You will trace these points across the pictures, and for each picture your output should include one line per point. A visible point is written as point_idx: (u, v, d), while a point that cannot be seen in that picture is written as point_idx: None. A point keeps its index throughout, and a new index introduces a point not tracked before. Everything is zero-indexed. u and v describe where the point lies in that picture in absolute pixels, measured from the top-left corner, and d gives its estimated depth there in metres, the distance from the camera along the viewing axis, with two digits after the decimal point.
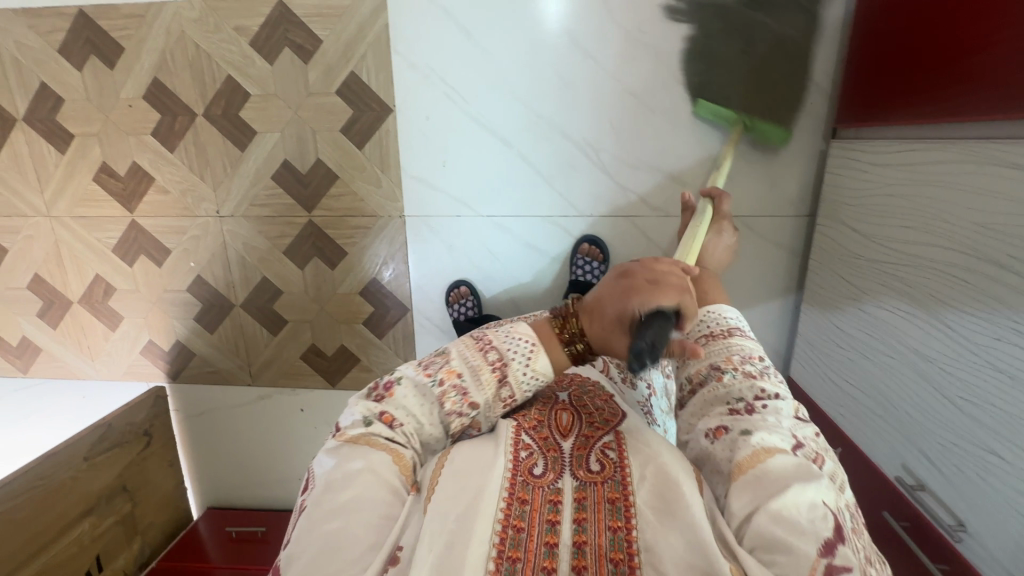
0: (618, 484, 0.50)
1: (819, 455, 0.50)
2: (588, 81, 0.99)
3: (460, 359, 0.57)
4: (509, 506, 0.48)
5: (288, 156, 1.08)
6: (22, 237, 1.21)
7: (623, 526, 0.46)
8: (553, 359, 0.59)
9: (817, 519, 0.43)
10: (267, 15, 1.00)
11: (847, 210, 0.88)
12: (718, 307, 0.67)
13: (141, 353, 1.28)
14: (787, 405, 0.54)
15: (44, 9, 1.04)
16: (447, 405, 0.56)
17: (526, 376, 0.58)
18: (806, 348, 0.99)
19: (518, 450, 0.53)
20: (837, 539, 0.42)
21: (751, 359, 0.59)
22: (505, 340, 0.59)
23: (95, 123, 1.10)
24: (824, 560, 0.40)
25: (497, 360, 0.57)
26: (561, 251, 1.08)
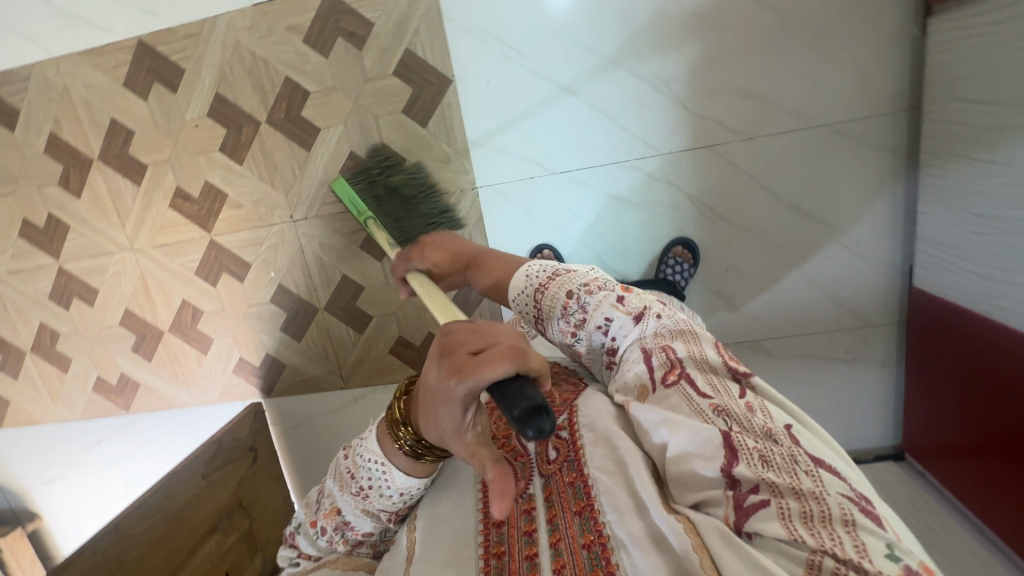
0: (573, 464, 0.54)
1: (669, 352, 0.55)
2: (649, 11, 0.95)
3: (332, 498, 0.57)
4: (488, 536, 0.51)
5: (353, 147, 1.08)
6: (110, 275, 1.25)
7: (586, 508, 0.50)
8: (411, 471, 0.54)
9: (710, 449, 0.46)
10: (317, 10, 1.00)
11: (964, 85, 0.81)
12: (515, 283, 0.69)
13: (234, 373, 1.29)
14: (620, 317, 0.60)
15: (106, 46, 1.07)
16: (342, 541, 0.57)
17: (392, 496, 0.55)
18: (937, 251, 0.92)
19: (487, 476, 0.56)
20: (732, 460, 0.45)
21: (569, 305, 0.62)
22: (360, 467, 0.55)
23: (166, 150, 1.13)
24: (731, 492, 0.44)
25: (360, 491, 0.55)
26: (643, 196, 1.05)
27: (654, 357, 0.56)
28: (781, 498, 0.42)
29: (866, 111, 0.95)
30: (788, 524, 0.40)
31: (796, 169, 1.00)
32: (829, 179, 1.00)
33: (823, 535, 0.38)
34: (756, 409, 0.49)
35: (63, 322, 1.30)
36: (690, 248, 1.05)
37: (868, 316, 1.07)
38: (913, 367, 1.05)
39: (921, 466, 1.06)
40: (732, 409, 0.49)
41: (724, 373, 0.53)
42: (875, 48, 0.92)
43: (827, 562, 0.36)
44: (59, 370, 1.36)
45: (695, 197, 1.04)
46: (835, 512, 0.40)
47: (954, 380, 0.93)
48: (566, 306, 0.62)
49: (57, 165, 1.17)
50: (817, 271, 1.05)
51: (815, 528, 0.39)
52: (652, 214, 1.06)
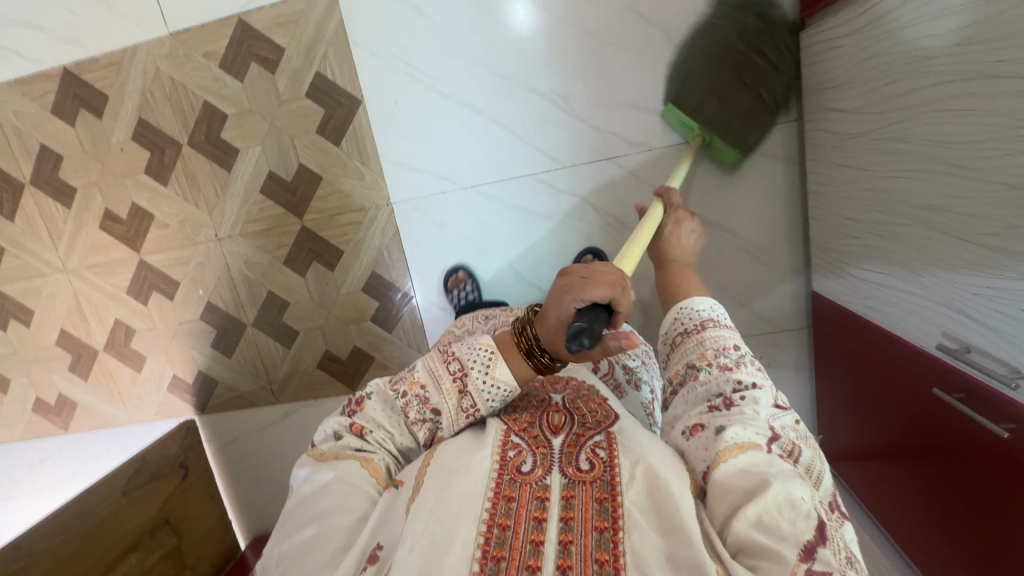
0: (606, 483, 0.46)
1: (795, 447, 0.48)
2: (543, 31, 0.99)
3: (424, 371, 0.58)
4: (495, 505, 0.46)
5: (271, 167, 1.11)
6: (44, 296, 1.27)
7: (610, 528, 0.43)
8: (516, 370, 0.57)
9: (800, 521, 0.41)
10: (229, 37, 1.05)
11: (829, 96, 0.84)
12: (686, 303, 0.68)
13: (169, 391, 1.31)
14: (764, 393, 0.53)
15: (33, 75, 1.12)
16: (411, 415, 0.57)
17: (486, 385, 0.57)
18: (824, 254, 0.94)
19: (505, 451, 0.51)
20: (818, 541, 0.40)
21: (728, 350, 0.58)
22: (467, 349, 0.58)
23: (94, 173, 1.16)
24: (805, 564, 0.38)
25: (458, 370, 0.58)
26: (552, 208, 1.08)
27: (778, 437, 0.49)
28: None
29: None
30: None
31: (695, 179, 1.03)
32: (728, 187, 1.03)
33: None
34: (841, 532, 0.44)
35: (1, 344, 1.33)
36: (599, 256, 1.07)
37: (777, 321, 1.09)
38: (822, 372, 1.06)
39: (835, 470, 1.06)
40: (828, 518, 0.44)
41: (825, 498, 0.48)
42: None
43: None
44: None
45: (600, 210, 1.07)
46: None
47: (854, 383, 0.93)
48: (723, 348, 0.58)
49: None
50: (725, 277, 1.08)
51: None
52: (561, 225, 1.08)
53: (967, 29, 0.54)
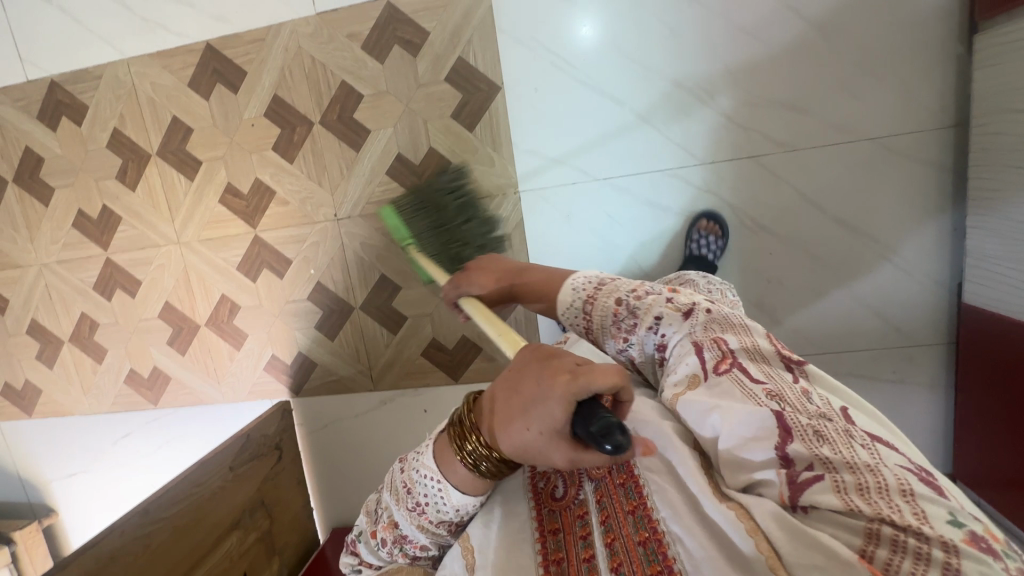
0: (623, 466, 0.53)
1: (719, 338, 0.54)
2: (695, 25, 0.98)
3: (390, 511, 0.57)
4: (545, 543, 0.52)
5: (400, 149, 1.11)
6: (154, 267, 1.28)
7: (639, 507, 0.49)
8: (470, 486, 0.53)
9: (761, 433, 0.44)
10: (376, 19, 1.06)
11: (1014, 98, 0.82)
12: (561, 299, 0.71)
13: (265, 370, 1.30)
14: (668, 315, 0.59)
15: (175, 49, 1.14)
16: (400, 556, 0.57)
17: (451, 509, 0.54)
18: (996, 264, 0.89)
19: (536, 483, 0.57)
20: (784, 438, 0.43)
21: (618, 312, 0.63)
22: (417, 483, 0.54)
23: (221, 147, 1.18)
24: (784, 472, 0.42)
25: (417, 507, 0.54)
26: (684, 203, 1.06)
27: (704, 348, 0.53)
28: (836, 474, 0.40)
29: (910, 124, 0.96)
30: (844, 493, 0.38)
31: (842, 182, 1.00)
32: (875, 192, 1.00)
33: (881, 504, 0.37)
34: (814, 397, 0.47)
35: (104, 313, 1.33)
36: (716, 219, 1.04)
37: (915, 334, 1.04)
38: (969, 391, 1.00)
39: (980, 496, 0.99)
40: (786, 394, 0.47)
41: (776, 362, 0.51)
42: (918, 63, 0.94)
43: (885, 530, 0.35)
44: (94, 361, 1.37)
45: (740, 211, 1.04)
46: (892, 485, 0.38)
47: (1016, 400, 0.88)
48: (615, 315, 0.63)
49: (117, 159, 1.22)
50: (862, 285, 1.04)
51: (872, 497, 0.37)
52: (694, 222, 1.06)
53: None
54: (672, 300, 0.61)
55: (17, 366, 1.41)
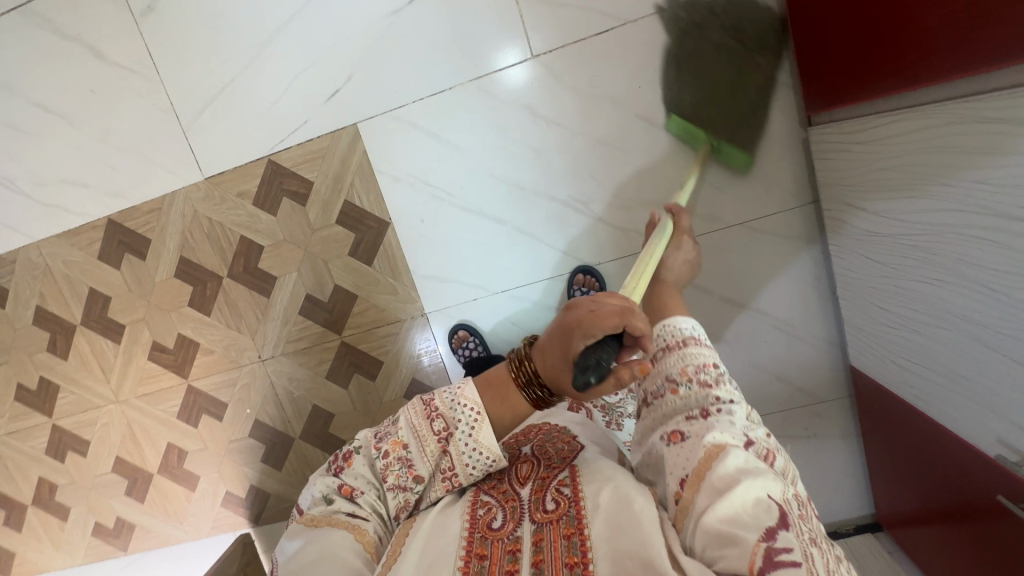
0: (572, 518, 0.52)
1: (772, 455, 0.52)
2: (557, 143, 1.03)
3: (406, 430, 0.60)
4: (469, 564, 0.51)
5: (308, 290, 1.16)
6: (99, 426, 1.32)
7: (579, 563, 0.47)
8: (498, 429, 0.59)
9: (764, 507, 0.44)
10: (261, 176, 1.11)
11: (847, 191, 0.86)
12: (671, 323, 0.67)
13: (223, 506, 1.34)
14: (741, 409, 0.56)
15: (79, 227, 1.18)
16: (392, 478, 0.59)
17: (470, 448, 0.59)
18: (865, 336, 0.94)
19: (476, 510, 0.56)
20: (782, 526, 0.43)
21: (709, 367, 0.59)
22: (451, 408, 0.59)
23: (140, 309, 1.22)
24: (764, 543, 0.42)
25: (442, 430, 0.59)
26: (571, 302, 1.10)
27: (757, 445, 0.52)
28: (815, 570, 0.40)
29: (771, 207, 1.01)
30: None
31: (721, 266, 1.05)
32: (754, 270, 1.05)
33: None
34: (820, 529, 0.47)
35: (60, 475, 1.37)
36: (591, 274, 1.06)
37: (816, 393, 1.09)
38: (870, 442, 1.05)
39: (896, 539, 1.02)
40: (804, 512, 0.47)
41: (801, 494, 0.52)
42: (767, 152, 0.99)
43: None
44: (59, 519, 1.41)
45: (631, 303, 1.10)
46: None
47: (906, 456, 0.92)
48: (706, 363, 0.60)
49: (44, 334, 1.26)
50: (760, 355, 1.09)
51: None
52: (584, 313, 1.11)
53: (985, 168, 0.56)
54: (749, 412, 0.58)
55: None
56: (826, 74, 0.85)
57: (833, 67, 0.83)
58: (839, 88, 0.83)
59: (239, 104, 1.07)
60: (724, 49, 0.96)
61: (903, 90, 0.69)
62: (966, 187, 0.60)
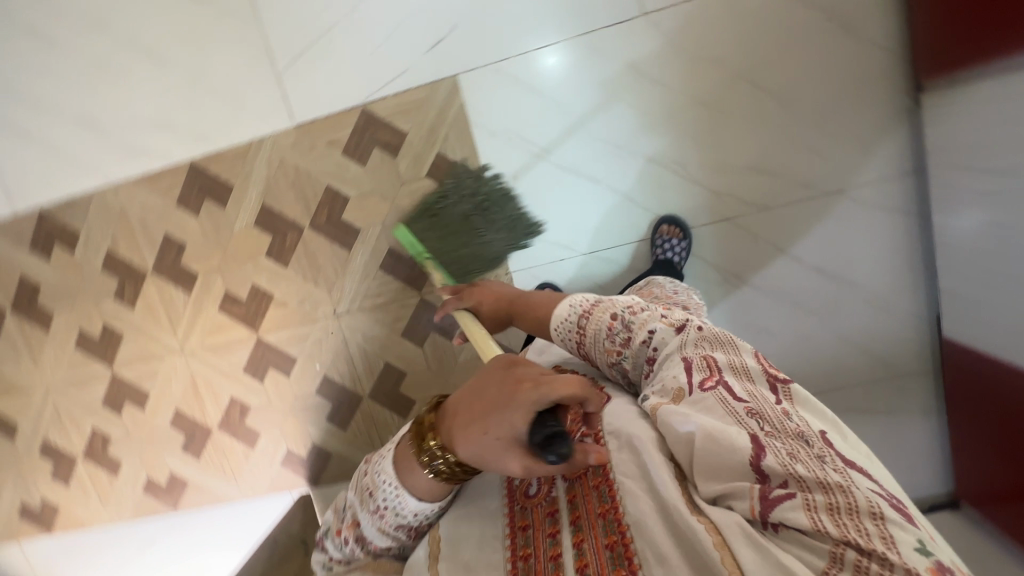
0: (597, 469, 0.54)
1: (708, 357, 0.55)
2: (659, 103, 1.03)
3: (352, 513, 0.60)
4: (515, 539, 0.54)
5: (391, 244, 1.15)
6: (161, 378, 1.30)
7: (610, 511, 0.51)
8: (429, 492, 0.56)
9: (741, 441, 0.46)
10: (354, 125, 1.10)
11: (966, 156, 0.87)
12: (556, 316, 0.71)
13: (282, 465, 1.31)
14: (664, 330, 0.60)
15: (160, 171, 1.17)
16: (362, 553, 0.60)
17: (411, 514, 0.57)
18: (969, 304, 0.94)
19: (511, 481, 0.59)
20: (761, 451, 0.45)
21: (614, 326, 0.64)
22: (378, 487, 0.57)
23: (215, 258, 1.20)
24: (758, 486, 0.44)
25: (377, 510, 0.57)
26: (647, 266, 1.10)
27: (694, 363, 0.54)
28: (808, 493, 0.43)
29: (872, 176, 1.02)
30: (813, 513, 0.41)
31: (816, 235, 1.05)
32: (849, 240, 1.05)
33: (849, 525, 0.40)
34: (791, 415, 0.50)
35: (115, 427, 1.34)
36: (677, 224, 1.06)
37: (902, 367, 1.09)
38: (958, 417, 1.04)
39: (984, 514, 1.00)
40: (766, 411, 0.49)
41: (761, 381, 0.53)
42: (870, 120, 0.99)
43: (849, 554, 0.39)
44: (109, 474, 1.38)
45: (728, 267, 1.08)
46: (860, 508, 0.41)
47: (999, 424, 0.92)
48: (610, 328, 0.64)
49: (113, 280, 1.24)
50: (847, 327, 1.09)
51: (840, 518, 0.41)
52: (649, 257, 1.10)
53: None
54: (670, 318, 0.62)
55: (32, 486, 1.41)
56: (936, 40, 0.88)
57: (958, 27, 0.83)
58: (950, 55, 0.86)
59: (337, 51, 1.07)
60: (837, 15, 0.97)
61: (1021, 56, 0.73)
62: None
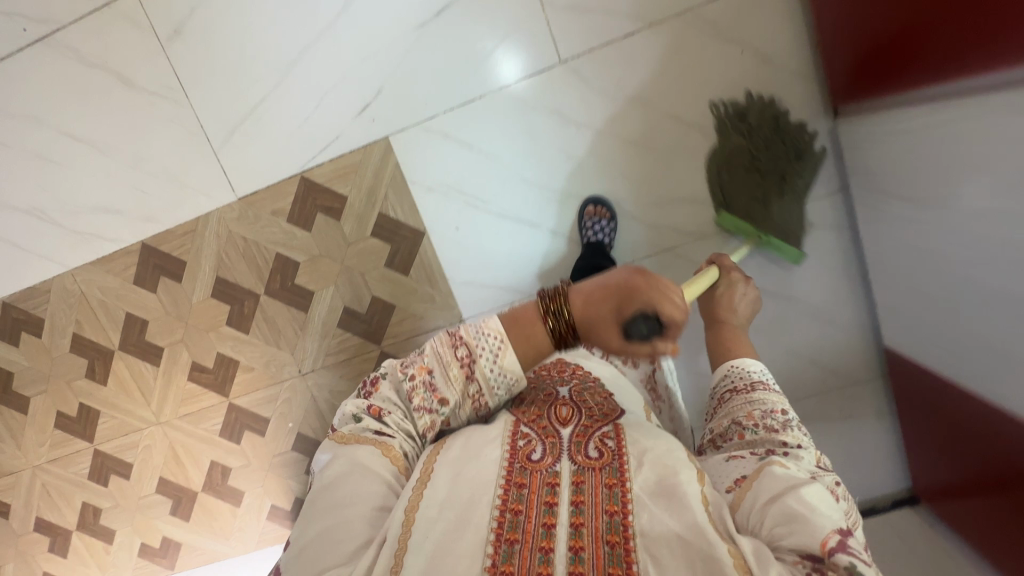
0: (615, 470, 0.53)
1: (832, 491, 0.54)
2: (586, 145, 1.05)
3: (430, 355, 0.59)
4: (508, 491, 0.51)
5: (346, 302, 1.17)
6: (142, 448, 1.33)
7: (619, 511, 0.49)
8: (522, 358, 0.58)
9: (829, 513, 0.47)
10: (294, 193, 1.12)
11: (881, 179, 0.90)
12: (741, 361, 0.73)
13: (268, 519, 1.34)
14: (808, 454, 0.58)
15: (114, 253, 1.19)
16: (416, 401, 0.59)
17: (494, 372, 0.58)
18: (899, 318, 0.97)
19: (516, 440, 0.56)
20: (845, 534, 0.45)
21: (776, 412, 0.63)
22: (473, 335, 0.58)
23: (178, 331, 1.23)
24: (835, 536, 0.44)
25: (465, 357, 0.58)
26: None
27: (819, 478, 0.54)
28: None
29: (803, 196, 1.04)
30: None
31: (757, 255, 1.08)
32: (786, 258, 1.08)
33: None
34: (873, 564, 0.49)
35: (104, 498, 1.37)
36: (602, 204, 1.05)
37: (850, 374, 1.12)
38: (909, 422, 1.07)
39: (935, 516, 1.02)
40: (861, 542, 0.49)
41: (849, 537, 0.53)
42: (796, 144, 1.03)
43: None
44: (104, 542, 1.40)
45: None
46: None
47: (939, 425, 0.95)
48: (771, 410, 0.63)
49: (83, 360, 1.27)
50: (796, 339, 1.12)
51: None
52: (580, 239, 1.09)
53: None
54: (819, 460, 0.60)
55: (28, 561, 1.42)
56: (888, 52, 0.81)
57: (875, 57, 0.84)
58: (882, 82, 0.84)
59: (269, 120, 1.09)
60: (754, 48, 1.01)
61: (975, 70, 0.67)
62: (1007, 174, 0.63)
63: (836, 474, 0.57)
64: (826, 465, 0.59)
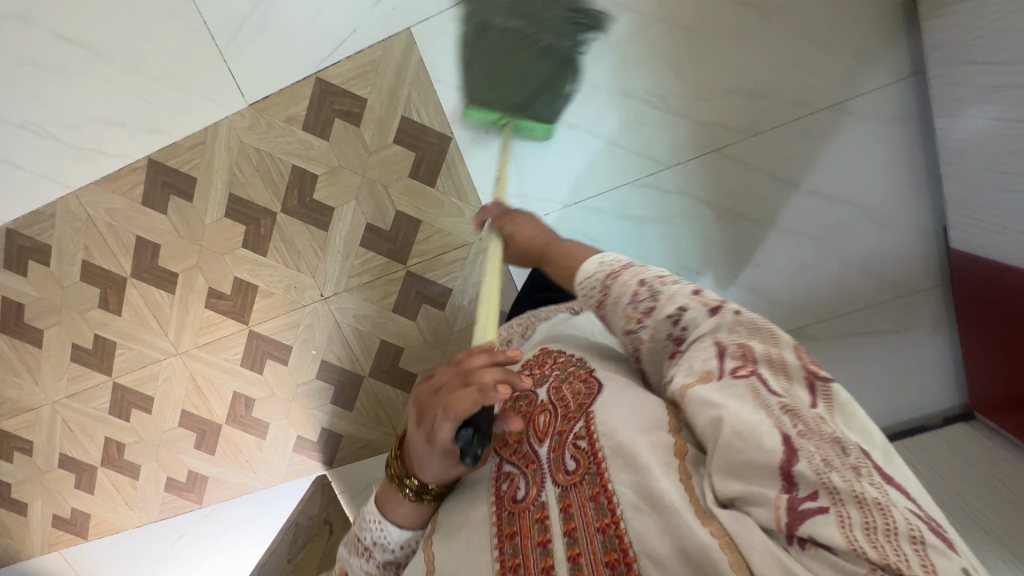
0: (594, 477, 0.46)
1: (744, 345, 0.46)
2: (627, 32, 0.99)
3: (345, 562, 0.60)
4: (503, 549, 0.46)
5: (368, 219, 1.11)
6: (162, 380, 1.28)
7: (610, 523, 0.43)
8: (410, 518, 0.57)
9: (766, 440, 0.38)
10: (310, 97, 1.06)
11: (967, 48, 0.86)
12: (584, 272, 0.60)
13: (295, 451, 1.30)
14: (694, 308, 0.50)
15: (119, 171, 1.12)
16: None
17: (397, 546, 0.58)
18: (971, 208, 0.93)
19: (499, 484, 0.51)
20: (792, 456, 0.37)
21: (639, 292, 0.54)
22: (363, 528, 0.58)
23: (192, 255, 1.17)
24: (787, 494, 0.37)
25: (367, 551, 0.58)
26: (635, 206, 1.05)
27: (726, 349, 0.46)
28: (843, 506, 0.36)
29: (862, 87, 0.99)
30: (848, 531, 0.34)
31: (808, 153, 1.02)
32: (835, 156, 1.02)
33: (888, 549, 0.34)
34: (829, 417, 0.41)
35: (127, 433, 1.33)
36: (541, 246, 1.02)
37: (907, 282, 1.06)
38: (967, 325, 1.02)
39: (996, 422, 0.96)
40: (801, 410, 0.41)
41: (799, 378, 0.44)
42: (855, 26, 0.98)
43: None
44: (130, 478, 1.36)
45: (713, 222, 1.05)
46: (902, 528, 0.35)
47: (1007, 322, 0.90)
48: (634, 294, 0.54)
49: (94, 289, 1.22)
50: (851, 245, 1.05)
51: (879, 539, 0.34)
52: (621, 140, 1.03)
53: None
54: (708, 293, 0.51)
55: (50, 500, 1.37)
56: None
57: None
58: None
59: (280, 13, 1.02)
60: None
61: None
62: None
63: (729, 305, 0.49)
64: (715, 297, 0.51)
